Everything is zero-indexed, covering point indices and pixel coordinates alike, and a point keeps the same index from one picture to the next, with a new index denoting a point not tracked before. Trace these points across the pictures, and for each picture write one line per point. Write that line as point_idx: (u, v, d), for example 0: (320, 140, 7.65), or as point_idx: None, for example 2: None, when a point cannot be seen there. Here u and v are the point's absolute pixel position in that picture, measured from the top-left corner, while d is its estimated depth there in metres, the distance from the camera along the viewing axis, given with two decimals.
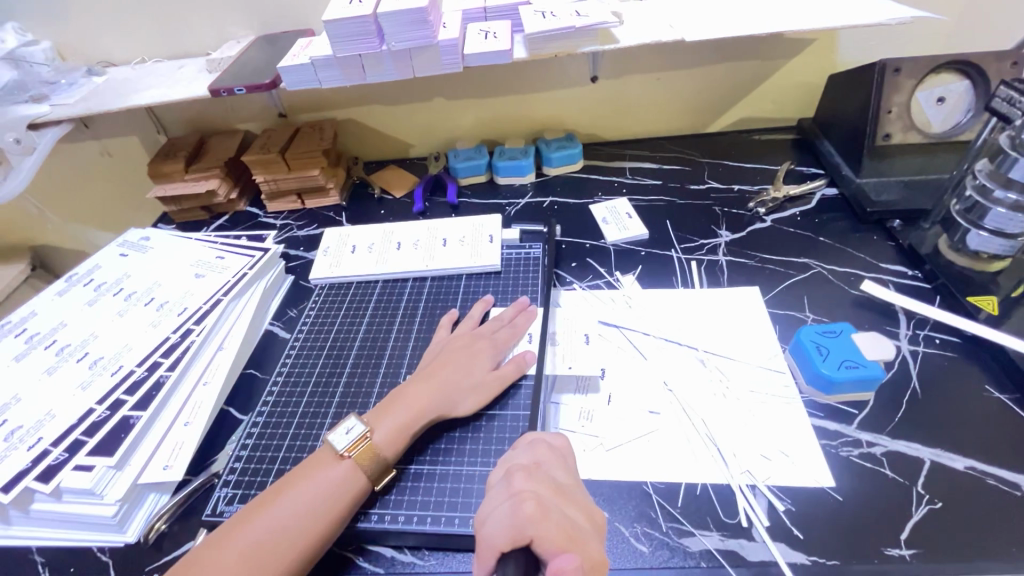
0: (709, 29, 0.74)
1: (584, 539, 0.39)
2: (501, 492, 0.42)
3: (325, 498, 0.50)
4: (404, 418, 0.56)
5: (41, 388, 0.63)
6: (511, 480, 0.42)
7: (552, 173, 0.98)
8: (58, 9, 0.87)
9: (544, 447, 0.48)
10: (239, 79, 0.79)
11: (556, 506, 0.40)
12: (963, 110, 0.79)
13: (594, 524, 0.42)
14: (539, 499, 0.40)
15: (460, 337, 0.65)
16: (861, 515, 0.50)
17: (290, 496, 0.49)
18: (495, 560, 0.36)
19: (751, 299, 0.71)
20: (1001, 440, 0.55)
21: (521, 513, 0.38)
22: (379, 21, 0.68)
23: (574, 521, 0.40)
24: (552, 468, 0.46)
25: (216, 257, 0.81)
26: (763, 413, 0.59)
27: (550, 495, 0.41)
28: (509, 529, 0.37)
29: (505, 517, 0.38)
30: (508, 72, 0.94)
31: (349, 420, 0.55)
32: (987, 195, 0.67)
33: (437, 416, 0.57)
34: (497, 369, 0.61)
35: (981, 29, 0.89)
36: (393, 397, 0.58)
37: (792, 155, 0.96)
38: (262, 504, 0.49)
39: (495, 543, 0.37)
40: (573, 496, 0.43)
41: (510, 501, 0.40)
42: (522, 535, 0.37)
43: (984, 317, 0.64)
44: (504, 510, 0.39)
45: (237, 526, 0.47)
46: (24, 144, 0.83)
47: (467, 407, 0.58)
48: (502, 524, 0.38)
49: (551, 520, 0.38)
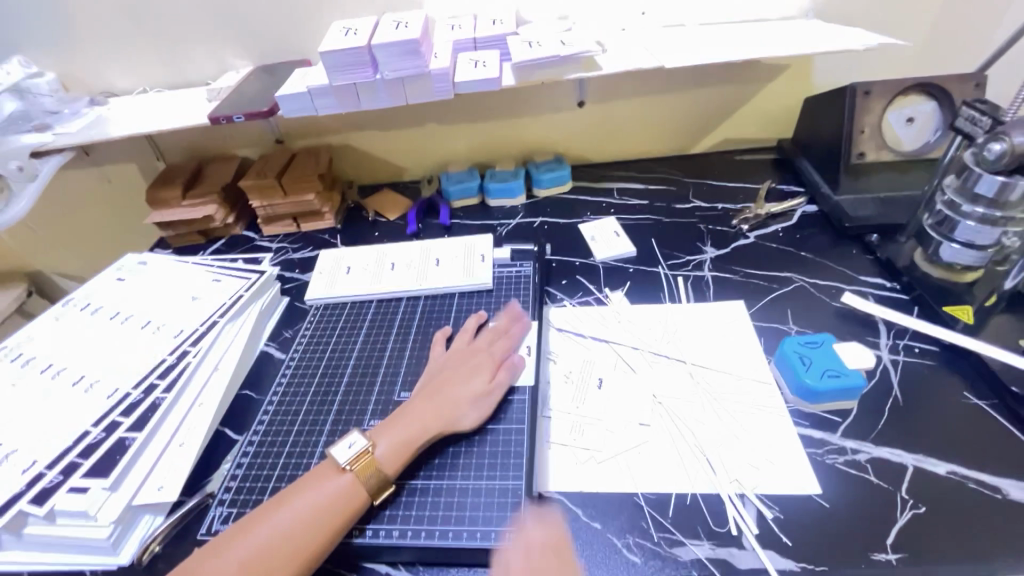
0: (688, 55, 0.78)
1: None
2: None
3: (325, 506, 0.50)
4: (408, 435, 0.56)
5: (36, 412, 0.63)
6: None
7: (542, 194, 1.01)
8: (64, 43, 0.91)
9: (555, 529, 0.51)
10: (236, 107, 0.82)
11: None
12: (932, 129, 0.83)
13: None
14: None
15: (457, 353, 0.66)
16: (847, 520, 0.51)
17: (290, 507, 0.50)
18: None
19: (736, 313, 0.73)
20: (979, 444, 0.56)
21: None
22: (373, 52, 0.72)
23: None
24: (557, 551, 0.50)
25: (214, 280, 0.82)
26: (751, 423, 0.60)
27: None
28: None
29: None
30: (499, 98, 0.97)
31: (353, 435, 0.56)
32: (957, 209, 0.70)
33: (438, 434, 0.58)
34: (495, 382, 0.62)
35: (947, 52, 0.94)
36: (397, 413, 0.59)
37: (773, 175, 0.99)
38: (262, 515, 0.50)
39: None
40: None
41: None
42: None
43: (962, 327, 0.67)
44: None
45: (236, 537, 0.48)
46: (27, 171, 0.86)
47: (467, 422, 0.59)
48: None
49: None
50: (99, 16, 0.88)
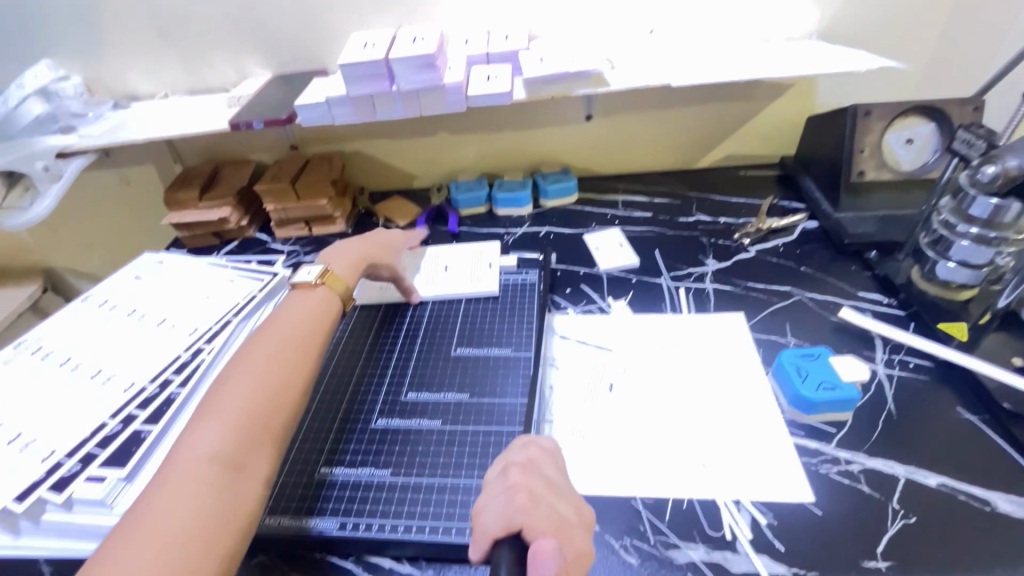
0: (695, 74, 0.81)
1: (570, 532, 0.43)
2: (497, 486, 0.46)
3: (318, 314, 0.65)
4: (355, 255, 0.75)
5: (55, 403, 0.66)
6: (507, 474, 0.47)
7: (548, 205, 1.03)
8: (92, 49, 0.94)
9: (537, 447, 0.52)
10: (257, 114, 0.84)
11: (546, 499, 0.45)
12: (931, 150, 0.85)
13: (582, 518, 0.46)
14: (530, 492, 0.44)
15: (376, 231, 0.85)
16: (840, 529, 0.53)
17: (267, 340, 0.60)
18: (488, 544, 0.40)
19: (735, 324, 0.75)
20: (970, 458, 0.58)
21: (514, 503, 0.43)
22: (390, 65, 0.76)
23: (563, 516, 0.44)
24: (545, 467, 0.49)
25: (228, 280, 0.85)
26: (748, 431, 0.62)
27: (542, 490, 0.46)
28: (502, 518, 0.42)
29: (500, 507, 0.43)
30: (508, 111, 1.00)
31: (307, 266, 0.71)
32: (952, 229, 0.72)
33: (370, 264, 0.78)
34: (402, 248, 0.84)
35: (946, 76, 0.97)
36: (339, 254, 0.76)
37: (775, 191, 1.01)
38: (244, 356, 0.58)
39: (489, 530, 0.41)
40: (564, 493, 0.47)
41: (505, 494, 0.45)
42: (513, 523, 0.41)
43: (956, 344, 0.68)
44: (499, 501, 0.44)
45: (230, 381, 0.55)
46: (52, 171, 0.90)
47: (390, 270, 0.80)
48: (496, 514, 0.42)
49: (541, 511, 0.43)
50: (127, 23, 0.92)
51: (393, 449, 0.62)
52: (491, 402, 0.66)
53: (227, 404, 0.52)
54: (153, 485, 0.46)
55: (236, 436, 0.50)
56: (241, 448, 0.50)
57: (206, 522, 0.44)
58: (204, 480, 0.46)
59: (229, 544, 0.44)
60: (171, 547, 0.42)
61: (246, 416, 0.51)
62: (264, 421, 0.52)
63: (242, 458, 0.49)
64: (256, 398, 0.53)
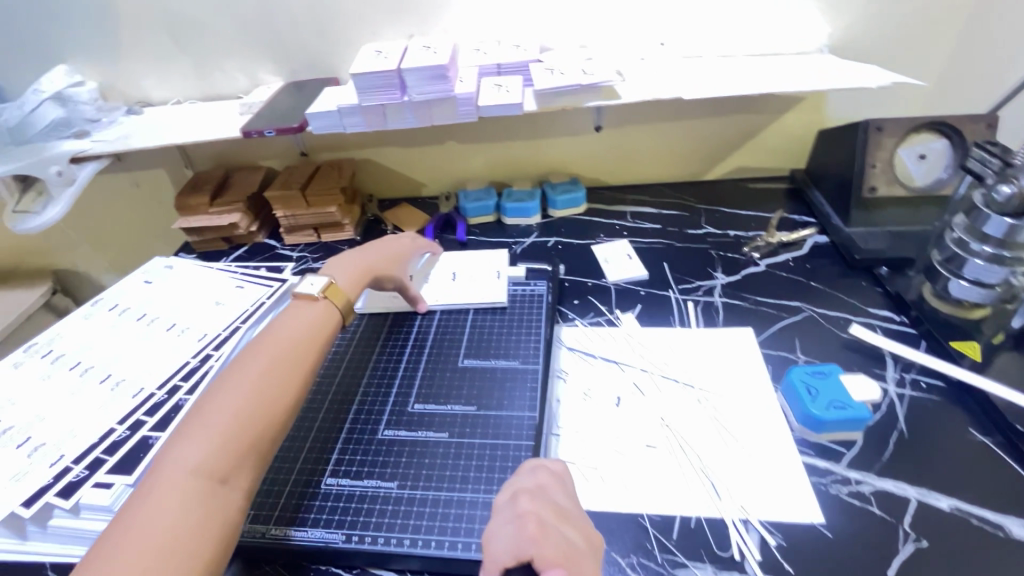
0: (705, 87, 0.81)
1: (581, 559, 0.43)
2: (507, 515, 0.46)
3: (318, 323, 0.65)
4: (359, 266, 0.74)
5: (63, 408, 0.66)
6: (516, 502, 0.47)
7: (556, 216, 1.03)
8: (108, 56, 0.95)
9: (546, 472, 0.51)
10: (269, 122, 0.85)
11: (556, 528, 0.44)
12: (943, 166, 0.84)
13: (591, 545, 0.46)
14: (540, 521, 0.44)
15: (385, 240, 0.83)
16: (850, 551, 0.52)
17: (263, 349, 0.60)
18: (498, 573, 0.41)
19: (744, 339, 0.74)
20: (983, 481, 0.57)
21: (524, 534, 0.43)
22: (402, 76, 0.76)
23: (572, 542, 0.44)
24: (553, 492, 0.50)
25: (237, 287, 0.85)
26: (757, 450, 0.61)
27: (551, 518, 0.45)
28: (512, 547, 0.43)
29: (510, 537, 0.43)
30: (518, 121, 1.00)
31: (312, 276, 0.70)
32: (965, 247, 0.72)
33: (374, 276, 0.76)
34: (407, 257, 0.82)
35: (959, 92, 0.96)
36: (344, 265, 0.74)
37: (784, 205, 1.01)
38: (241, 364, 0.58)
39: (500, 559, 0.42)
40: (572, 518, 0.47)
41: (515, 523, 0.45)
42: (523, 553, 0.42)
43: (968, 363, 0.68)
44: (509, 531, 0.44)
45: (224, 389, 0.55)
46: (65, 176, 0.90)
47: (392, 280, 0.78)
48: (507, 544, 0.43)
49: (551, 540, 0.43)
50: (143, 31, 0.93)
51: (399, 461, 0.62)
52: (497, 415, 0.65)
53: (216, 414, 0.52)
54: (139, 495, 0.46)
55: (222, 447, 0.50)
56: (227, 461, 0.50)
57: (189, 532, 0.44)
58: (190, 493, 0.46)
59: (209, 555, 0.44)
60: (150, 559, 0.42)
61: (234, 427, 0.51)
62: (253, 432, 0.52)
63: (226, 470, 0.49)
64: (246, 407, 0.53)
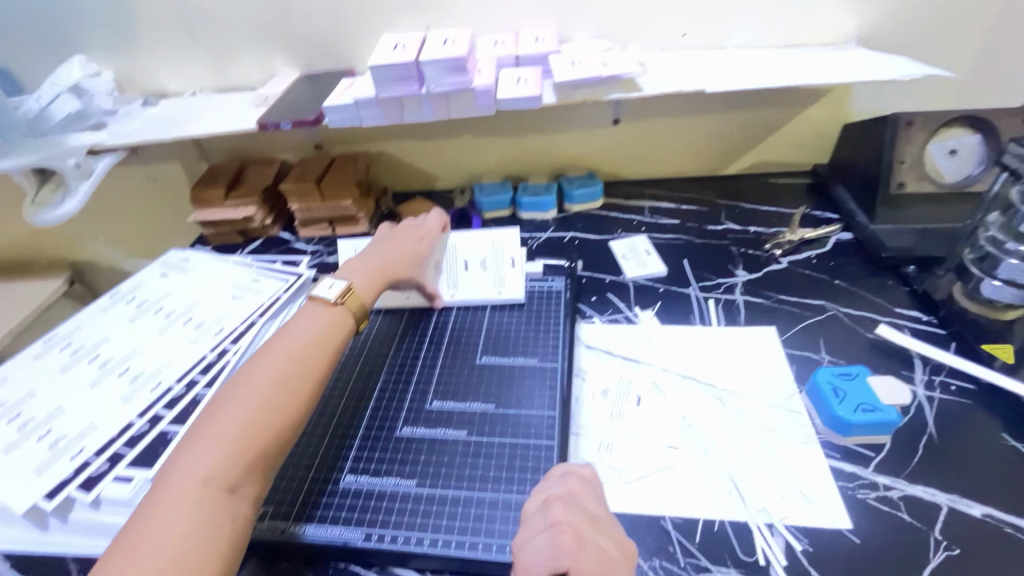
0: (730, 80, 0.79)
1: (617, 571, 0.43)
2: (540, 524, 0.46)
3: (333, 323, 0.63)
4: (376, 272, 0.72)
5: (83, 401, 0.66)
6: (549, 509, 0.46)
7: (573, 210, 1.02)
8: (123, 47, 0.95)
9: (576, 478, 0.51)
10: (284, 114, 0.84)
11: (590, 537, 0.44)
12: (975, 162, 0.81)
13: (625, 554, 0.45)
14: (575, 531, 0.44)
15: (399, 234, 0.80)
16: (879, 558, 0.51)
17: (274, 352, 0.58)
18: None
19: (767, 339, 0.73)
20: (1016, 488, 0.55)
21: (559, 544, 0.43)
22: (420, 67, 0.75)
23: (606, 553, 0.44)
24: (585, 499, 0.49)
25: (253, 280, 0.85)
26: (781, 452, 0.60)
27: (584, 527, 0.45)
28: (547, 559, 0.43)
29: (544, 547, 0.43)
30: (535, 114, 0.99)
31: (330, 279, 0.68)
32: (1000, 246, 0.71)
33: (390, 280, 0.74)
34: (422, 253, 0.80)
35: (991, 85, 0.93)
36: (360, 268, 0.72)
37: (806, 200, 0.98)
38: (252, 366, 0.57)
39: (535, 570, 0.42)
40: (605, 527, 0.46)
41: (548, 532, 0.44)
42: (558, 565, 0.42)
43: (1000, 366, 0.66)
44: (542, 541, 0.44)
45: (235, 393, 0.54)
46: (83, 168, 0.91)
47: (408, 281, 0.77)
48: (541, 553, 0.43)
49: (585, 551, 0.43)
50: (158, 22, 0.92)
51: (418, 458, 0.61)
52: (516, 414, 0.65)
53: (227, 421, 0.51)
54: (149, 505, 0.46)
55: (230, 456, 0.49)
56: (238, 471, 0.49)
57: (200, 543, 0.44)
58: (200, 504, 0.46)
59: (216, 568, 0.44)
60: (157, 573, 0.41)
61: (244, 435, 0.50)
62: (265, 439, 0.52)
63: (236, 480, 0.48)
64: (257, 414, 0.52)
